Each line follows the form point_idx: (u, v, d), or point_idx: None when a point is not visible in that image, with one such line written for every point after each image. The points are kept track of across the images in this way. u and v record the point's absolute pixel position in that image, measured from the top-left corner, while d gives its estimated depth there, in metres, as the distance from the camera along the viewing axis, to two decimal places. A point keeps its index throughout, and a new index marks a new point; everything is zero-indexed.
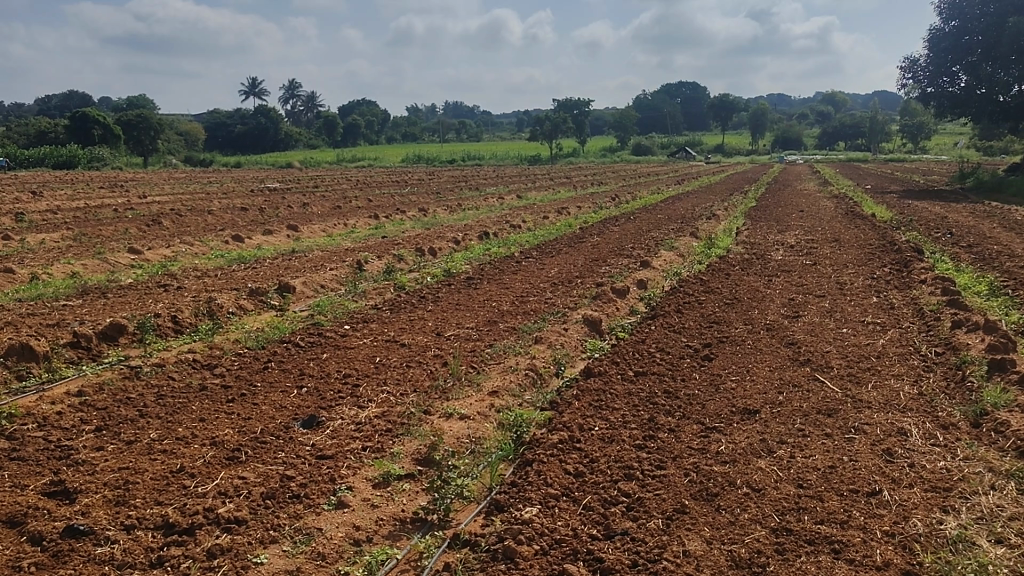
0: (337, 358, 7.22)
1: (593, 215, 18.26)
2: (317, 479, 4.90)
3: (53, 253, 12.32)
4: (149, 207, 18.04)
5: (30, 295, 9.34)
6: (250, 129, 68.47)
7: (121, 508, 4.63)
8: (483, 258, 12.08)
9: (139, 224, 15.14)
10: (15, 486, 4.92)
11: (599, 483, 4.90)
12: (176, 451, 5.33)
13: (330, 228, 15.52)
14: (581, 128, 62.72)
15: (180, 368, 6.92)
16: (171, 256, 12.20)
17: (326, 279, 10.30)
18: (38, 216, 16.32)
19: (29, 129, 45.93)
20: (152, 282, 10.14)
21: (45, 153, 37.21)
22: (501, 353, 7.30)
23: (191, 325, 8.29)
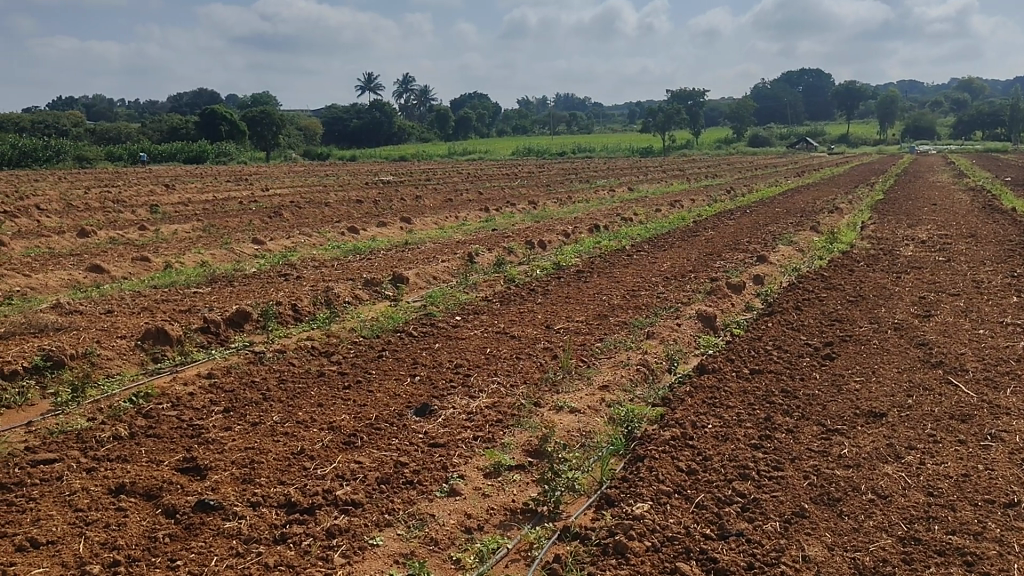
0: (448, 348, 7.36)
1: (706, 208, 17.87)
2: (430, 467, 5.01)
3: (184, 242, 13.09)
4: (271, 199, 18.88)
5: (165, 282, 9.96)
6: (365, 124, 70.54)
7: (247, 485, 4.88)
8: (593, 251, 12.04)
9: (262, 216, 15.88)
10: (152, 462, 5.30)
11: (713, 481, 4.81)
12: (298, 434, 5.56)
13: (442, 221, 15.79)
14: (695, 119, 61.43)
15: (299, 354, 7.21)
16: (291, 247, 12.73)
17: (439, 270, 10.50)
18: (171, 207, 17.36)
19: (162, 126, 48.87)
20: (274, 271, 10.61)
21: (177, 148, 39.24)
22: (612, 347, 7.25)
23: (309, 313, 8.63)
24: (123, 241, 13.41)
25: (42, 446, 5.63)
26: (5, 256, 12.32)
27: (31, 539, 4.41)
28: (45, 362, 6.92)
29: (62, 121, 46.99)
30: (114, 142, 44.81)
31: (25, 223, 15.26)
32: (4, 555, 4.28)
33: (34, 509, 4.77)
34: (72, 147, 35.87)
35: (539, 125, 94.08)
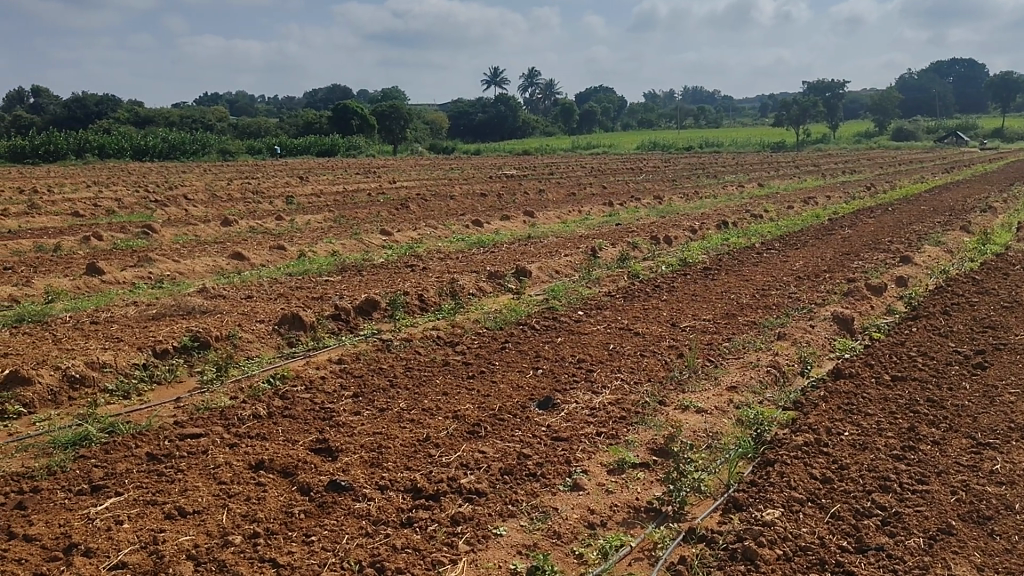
0: (572, 342, 7.38)
1: (843, 206, 17.12)
2: (553, 460, 5.05)
3: (317, 232, 13.68)
4: (398, 191, 19.43)
5: (300, 270, 10.45)
6: (490, 118, 71.42)
7: (376, 468, 5.07)
8: (721, 248, 11.76)
9: (390, 207, 16.38)
10: (288, 441, 5.59)
11: (849, 492, 4.62)
12: (424, 421, 5.71)
13: (565, 215, 15.81)
14: (833, 112, 58.79)
15: (425, 344, 7.40)
16: (417, 238, 13.07)
17: (562, 264, 10.54)
18: (304, 198, 18.18)
19: (297, 120, 51.16)
20: (401, 262, 10.93)
21: (310, 142, 40.97)
22: (740, 347, 7.08)
23: (435, 303, 8.85)
24: (262, 231, 14.16)
25: (189, 421, 6.05)
26: (157, 243, 13.27)
27: (179, 508, 4.76)
28: (192, 343, 7.47)
29: (207, 116, 49.99)
30: (253, 135, 47.27)
31: (174, 212, 16.35)
32: (155, 522, 4.65)
33: (181, 480, 5.14)
34: (216, 140, 38.09)
35: (663, 117, 92.48)
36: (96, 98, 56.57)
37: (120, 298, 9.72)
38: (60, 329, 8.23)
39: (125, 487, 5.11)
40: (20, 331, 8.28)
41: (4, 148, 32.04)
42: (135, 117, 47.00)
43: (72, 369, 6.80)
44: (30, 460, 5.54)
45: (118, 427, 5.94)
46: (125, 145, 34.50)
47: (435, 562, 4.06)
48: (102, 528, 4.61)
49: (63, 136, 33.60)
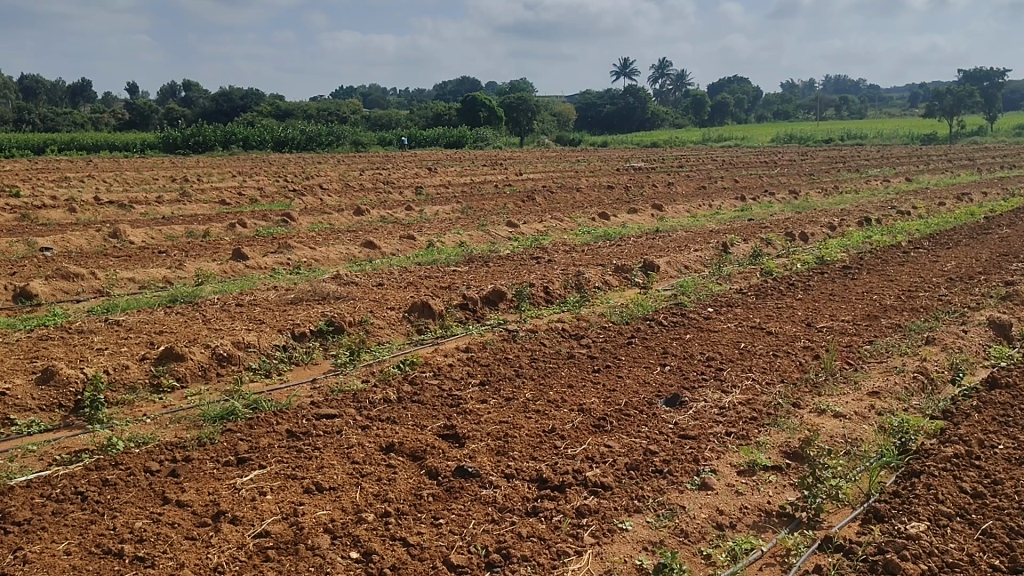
0: (700, 340, 7.24)
1: (1004, 203, 15.95)
2: (681, 458, 4.98)
3: (445, 223, 14.00)
4: (524, 184, 19.60)
5: (428, 260, 10.72)
6: (617, 110, 70.84)
7: (502, 457, 5.15)
8: (862, 246, 11.23)
9: (517, 199, 16.53)
10: (417, 426, 5.77)
11: (1004, 509, 4.34)
12: (550, 413, 5.76)
13: (695, 209, 15.51)
14: (991, 103, 54.73)
15: (551, 336, 7.46)
16: (543, 230, 13.15)
17: (691, 259, 10.36)
18: (433, 189, 18.61)
19: (427, 112, 52.42)
20: (527, 254, 11.03)
21: (439, 134, 41.85)
22: (882, 351, 6.75)
23: (561, 296, 8.90)
24: (392, 220, 14.62)
25: (325, 401, 6.36)
26: (295, 231, 13.95)
27: (316, 483, 5.02)
28: (327, 328, 7.83)
29: (343, 108, 51.96)
30: (384, 127, 48.81)
31: (311, 202, 17.12)
32: (294, 495, 4.92)
33: (318, 457, 5.40)
34: (350, 132, 39.54)
35: (799, 109, 88.88)
36: (241, 92, 59.91)
37: (262, 282, 10.32)
38: (208, 310, 8.82)
39: (267, 461, 5.43)
40: (174, 311, 8.93)
41: (160, 139, 34.45)
42: (276, 110, 49.42)
43: (220, 348, 7.29)
44: (183, 431, 5.99)
45: (261, 403, 6.32)
46: (266, 137, 36.40)
47: (560, 553, 4.10)
48: (247, 498, 4.92)
49: (211, 128, 35.78)
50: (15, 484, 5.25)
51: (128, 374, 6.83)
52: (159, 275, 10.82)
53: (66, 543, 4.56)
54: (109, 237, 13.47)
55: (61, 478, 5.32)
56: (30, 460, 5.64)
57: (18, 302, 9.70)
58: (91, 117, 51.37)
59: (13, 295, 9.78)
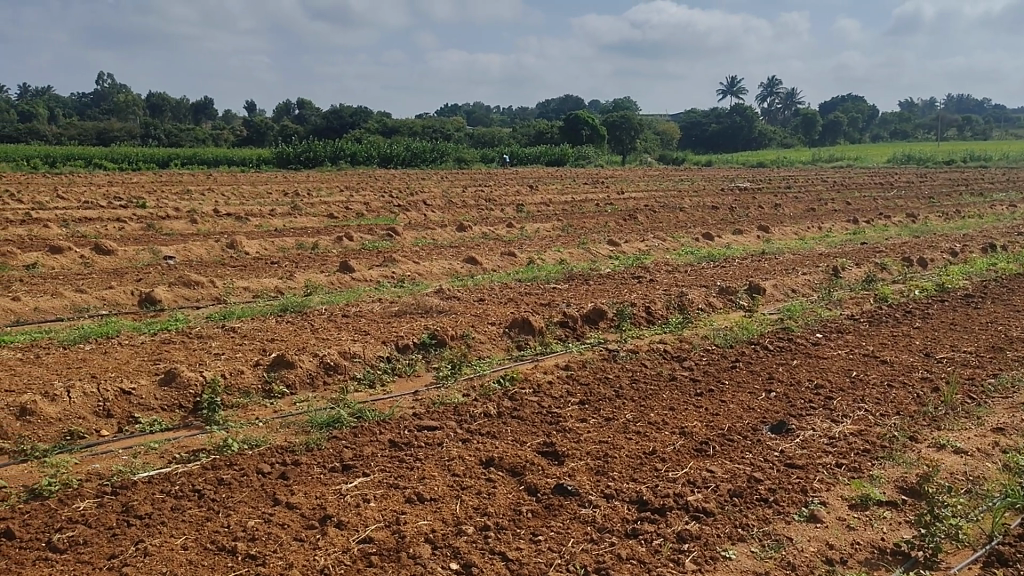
0: (809, 366, 7.03)
1: None
2: (788, 488, 4.85)
3: (546, 240, 14.10)
4: (626, 202, 19.52)
5: (529, 276, 10.83)
6: (722, 129, 69.76)
7: (601, 477, 5.14)
8: (986, 274, 10.67)
9: (618, 218, 16.49)
10: (517, 442, 5.82)
11: None
12: (650, 435, 5.71)
13: (803, 231, 15.09)
14: None
15: (652, 356, 7.39)
16: (644, 249, 13.08)
17: (799, 283, 10.08)
18: (534, 206, 18.78)
19: (529, 130, 52.97)
20: (629, 273, 10.99)
21: (542, 152, 42.21)
22: (1009, 386, 6.39)
23: (662, 317, 8.82)
24: (494, 237, 14.82)
25: (427, 413, 6.49)
26: (399, 245, 14.34)
27: (417, 494, 5.14)
28: (430, 341, 8.01)
29: (447, 126, 53.11)
30: (487, 145, 49.63)
31: (415, 217, 17.55)
32: (396, 504, 5.05)
33: (420, 468, 5.53)
34: (453, 149, 40.40)
35: (917, 128, 85.29)
36: (351, 109, 62.06)
37: (368, 294, 10.65)
38: (317, 320, 9.17)
39: (371, 469, 5.59)
40: (285, 320, 9.32)
41: (274, 155, 36.07)
42: (383, 127, 50.92)
43: (327, 357, 7.56)
44: (292, 436, 6.25)
45: (365, 413, 6.52)
46: (373, 153, 37.57)
47: None
48: (352, 504, 5.08)
49: (321, 144, 37.23)
50: (138, 479, 5.59)
51: (242, 379, 7.17)
52: (272, 285, 11.31)
53: (184, 538, 4.82)
54: (226, 247, 14.19)
55: (180, 476, 5.63)
56: (152, 457, 5.99)
57: (144, 307, 10.33)
58: (211, 134, 54.28)
59: (139, 301, 10.43)
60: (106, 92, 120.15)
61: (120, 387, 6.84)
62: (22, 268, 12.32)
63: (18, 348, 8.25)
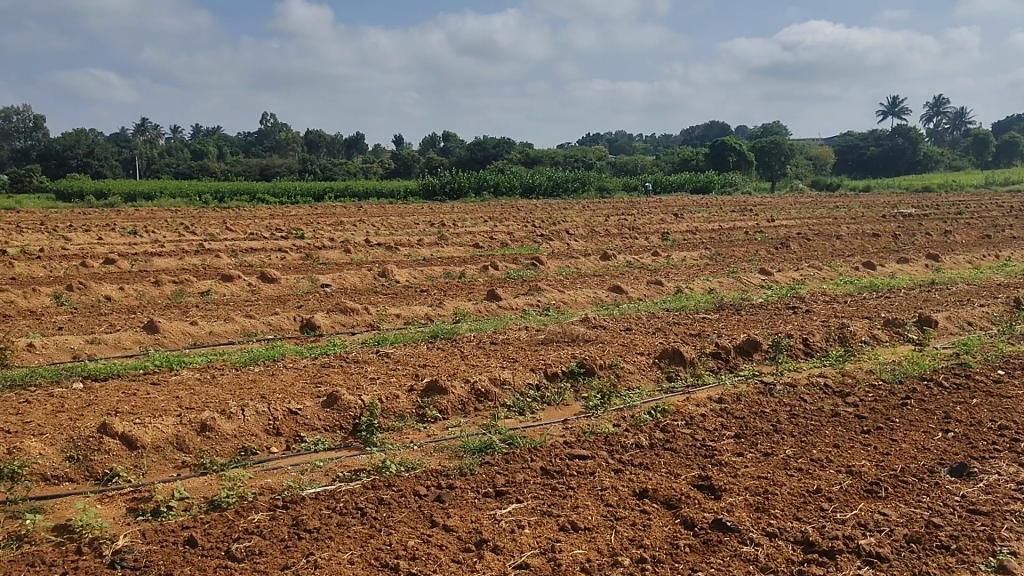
0: (990, 406, 6.56)
1: None
2: (972, 536, 4.54)
3: (694, 269, 13.90)
4: (777, 230, 18.91)
5: (677, 306, 10.71)
6: (878, 152, 66.45)
7: (762, 514, 4.99)
8: None
9: (770, 246, 16.02)
10: (671, 474, 5.75)
11: None
12: (814, 472, 5.50)
13: (978, 260, 14.11)
14: None
15: (812, 391, 7.11)
16: (799, 279, 12.64)
17: (975, 315, 9.43)
18: (680, 235, 18.55)
19: (673, 158, 52.46)
20: (783, 303, 10.64)
21: (686, 180, 41.72)
22: None
23: (821, 349, 8.48)
24: (639, 266, 14.74)
25: (577, 442, 6.53)
26: (544, 274, 14.54)
27: (570, 522, 5.17)
28: (579, 370, 8.06)
29: (589, 156, 53.46)
30: (630, 173, 49.56)
31: (559, 246, 17.75)
32: (551, 532, 5.10)
33: (573, 497, 5.56)
34: (595, 178, 40.61)
35: None
36: (494, 141, 63.65)
37: (515, 322, 10.85)
38: (466, 347, 9.42)
39: (524, 496, 5.67)
40: (436, 346, 9.63)
41: (421, 187, 37.50)
42: (526, 158, 51.89)
43: (478, 383, 7.76)
44: (447, 460, 6.44)
45: (517, 440, 6.63)
46: (515, 183, 38.34)
47: None
48: (507, 530, 5.17)
49: (466, 176, 38.39)
50: (306, 495, 5.92)
51: (398, 403, 7.47)
52: (422, 312, 11.74)
53: (349, 553, 5.05)
54: (378, 275, 14.86)
55: (344, 494, 5.92)
56: (318, 474, 6.34)
57: (305, 332, 10.97)
58: (363, 168, 57.14)
59: (300, 326, 11.09)
60: (268, 131, 129.08)
61: (287, 407, 7.29)
62: (198, 295, 13.38)
63: (196, 369, 8.96)
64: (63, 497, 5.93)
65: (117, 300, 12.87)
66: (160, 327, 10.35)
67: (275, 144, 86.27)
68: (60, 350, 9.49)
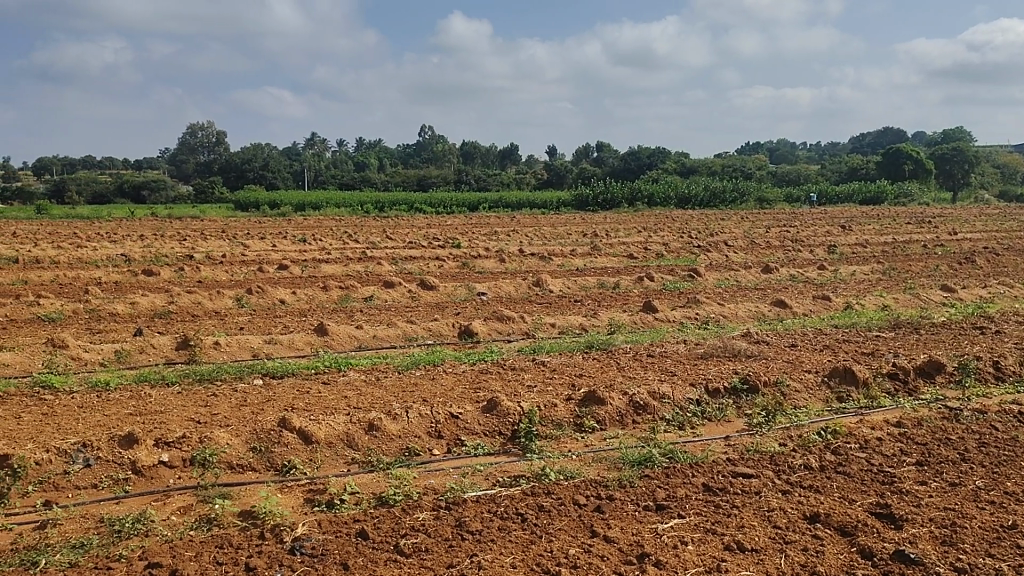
0: None
1: None
2: None
3: (866, 284, 13.21)
4: (960, 244, 17.63)
5: (847, 322, 10.22)
6: None
7: (949, 548, 4.73)
8: None
9: (952, 261, 14.97)
10: (844, 498, 5.52)
11: None
12: (1008, 507, 5.15)
13: None
14: None
15: (1005, 420, 6.61)
16: (986, 296, 11.74)
17: None
18: (849, 248, 17.67)
19: (841, 168, 50.00)
20: (968, 322, 9.92)
21: (855, 191, 39.71)
22: None
23: (1014, 375, 7.87)
24: (804, 280, 14.17)
25: (742, 460, 6.37)
26: (702, 286, 14.27)
27: (737, 542, 5.05)
28: (742, 386, 7.86)
29: (749, 165, 51.87)
30: (793, 184, 47.70)
31: (717, 258, 17.36)
32: (715, 550, 5.01)
33: (738, 516, 5.43)
34: (755, 189, 39.36)
35: None
36: (648, 151, 63.07)
37: (672, 334, 10.72)
38: (623, 358, 9.40)
39: (687, 512, 5.59)
40: (591, 356, 9.68)
41: (575, 198, 37.73)
42: (681, 168, 51.07)
43: (637, 396, 7.72)
44: (605, 471, 6.45)
45: (677, 455, 6.55)
46: (670, 194, 37.85)
47: None
48: (669, 545, 5.12)
49: (620, 186, 38.28)
50: (468, 497, 6.11)
51: (556, 412, 7.56)
52: (577, 322, 11.82)
53: (512, 557, 5.17)
54: (533, 285, 15.10)
55: (504, 498, 6.06)
56: (478, 478, 6.52)
57: (462, 339, 11.32)
58: (516, 178, 58.22)
59: (458, 333, 11.45)
60: (426, 143, 134.19)
61: (449, 411, 7.56)
62: (362, 300, 14.11)
63: (362, 370, 9.45)
64: (246, 484, 6.40)
65: (291, 303, 13.79)
66: (329, 330, 11.00)
67: (433, 155, 89.41)
68: (242, 349, 10.27)
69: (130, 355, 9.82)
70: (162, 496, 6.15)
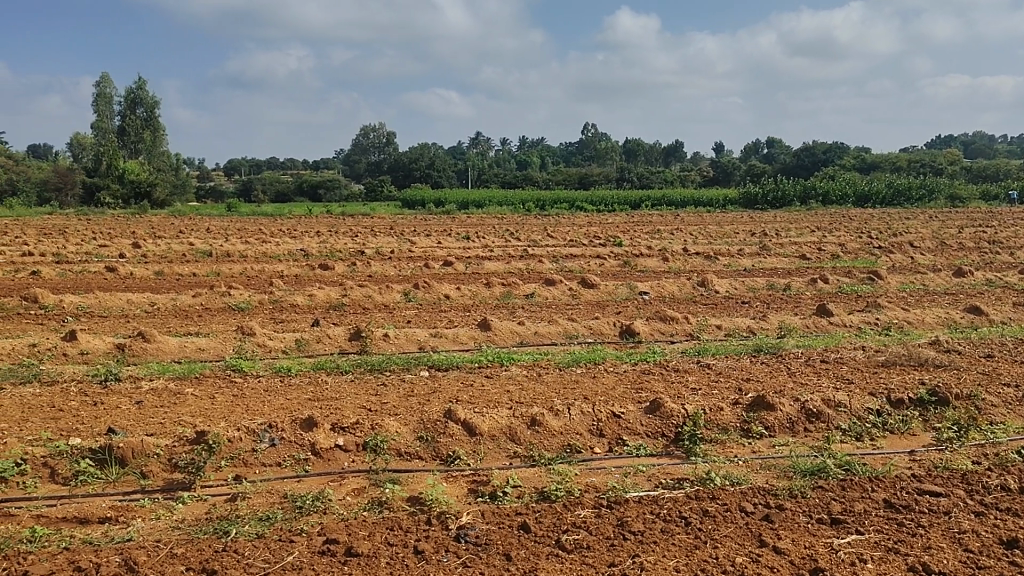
0: None
1: None
2: None
3: None
4: None
5: None
6: None
7: None
8: None
9: None
10: None
11: None
12: None
13: None
14: None
15: None
16: None
17: None
18: None
19: None
20: None
21: None
22: None
23: None
24: (1003, 285, 13.01)
25: (928, 476, 5.94)
26: (883, 289, 13.44)
27: (922, 564, 4.74)
28: (931, 398, 7.33)
29: (938, 160, 48.19)
30: (989, 180, 43.84)
31: (900, 259, 16.29)
32: (898, 571, 4.71)
33: (923, 536, 5.08)
34: (945, 185, 36.52)
35: None
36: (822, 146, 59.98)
37: (849, 340, 10.15)
38: (794, 363, 8.99)
39: (865, 528, 5.28)
40: (760, 360, 9.33)
41: (742, 195, 36.54)
42: (861, 164, 48.21)
43: (810, 403, 7.34)
44: (775, 479, 6.20)
45: (855, 467, 6.19)
46: (848, 191, 35.87)
47: None
48: (847, 561, 4.86)
49: (793, 184, 36.69)
50: (629, 497, 6.05)
51: (722, 416, 7.34)
52: (744, 324, 11.43)
53: (676, 561, 5.08)
54: (697, 285, 14.75)
55: (667, 501, 5.96)
56: (640, 479, 6.45)
57: (624, 338, 11.23)
58: (680, 176, 57.12)
59: (620, 332, 11.38)
60: (589, 140, 134.41)
61: (611, 410, 7.52)
62: (524, 297, 14.34)
63: (524, 366, 9.60)
64: (414, 471, 6.67)
65: (455, 298, 14.23)
66: (492, 326, 11.25)
67: (596, 153, 89.24)
68: (409, 341, 10.71)
69: (309, 344, 10.48)
70: (338, 478, 6.52)
